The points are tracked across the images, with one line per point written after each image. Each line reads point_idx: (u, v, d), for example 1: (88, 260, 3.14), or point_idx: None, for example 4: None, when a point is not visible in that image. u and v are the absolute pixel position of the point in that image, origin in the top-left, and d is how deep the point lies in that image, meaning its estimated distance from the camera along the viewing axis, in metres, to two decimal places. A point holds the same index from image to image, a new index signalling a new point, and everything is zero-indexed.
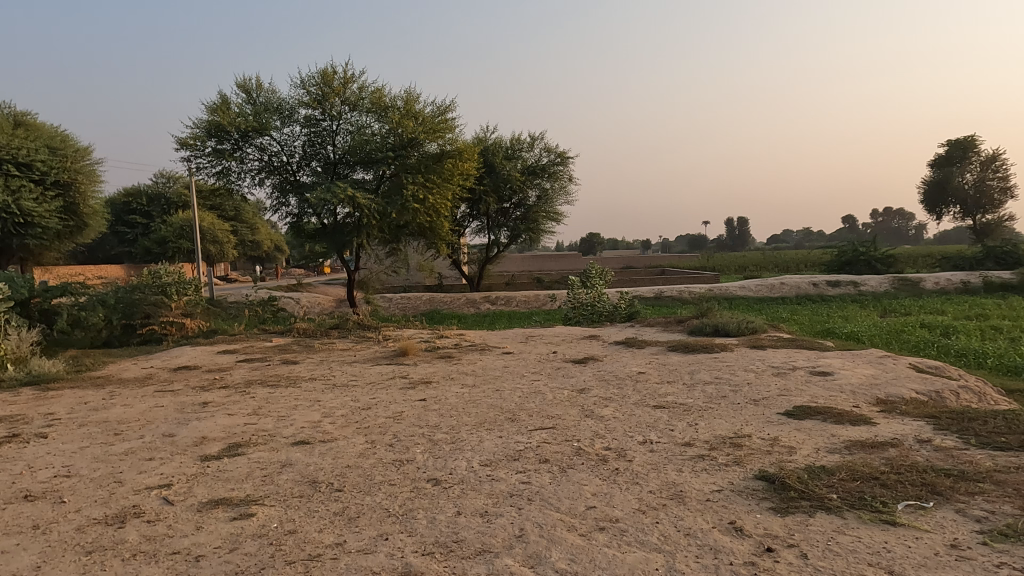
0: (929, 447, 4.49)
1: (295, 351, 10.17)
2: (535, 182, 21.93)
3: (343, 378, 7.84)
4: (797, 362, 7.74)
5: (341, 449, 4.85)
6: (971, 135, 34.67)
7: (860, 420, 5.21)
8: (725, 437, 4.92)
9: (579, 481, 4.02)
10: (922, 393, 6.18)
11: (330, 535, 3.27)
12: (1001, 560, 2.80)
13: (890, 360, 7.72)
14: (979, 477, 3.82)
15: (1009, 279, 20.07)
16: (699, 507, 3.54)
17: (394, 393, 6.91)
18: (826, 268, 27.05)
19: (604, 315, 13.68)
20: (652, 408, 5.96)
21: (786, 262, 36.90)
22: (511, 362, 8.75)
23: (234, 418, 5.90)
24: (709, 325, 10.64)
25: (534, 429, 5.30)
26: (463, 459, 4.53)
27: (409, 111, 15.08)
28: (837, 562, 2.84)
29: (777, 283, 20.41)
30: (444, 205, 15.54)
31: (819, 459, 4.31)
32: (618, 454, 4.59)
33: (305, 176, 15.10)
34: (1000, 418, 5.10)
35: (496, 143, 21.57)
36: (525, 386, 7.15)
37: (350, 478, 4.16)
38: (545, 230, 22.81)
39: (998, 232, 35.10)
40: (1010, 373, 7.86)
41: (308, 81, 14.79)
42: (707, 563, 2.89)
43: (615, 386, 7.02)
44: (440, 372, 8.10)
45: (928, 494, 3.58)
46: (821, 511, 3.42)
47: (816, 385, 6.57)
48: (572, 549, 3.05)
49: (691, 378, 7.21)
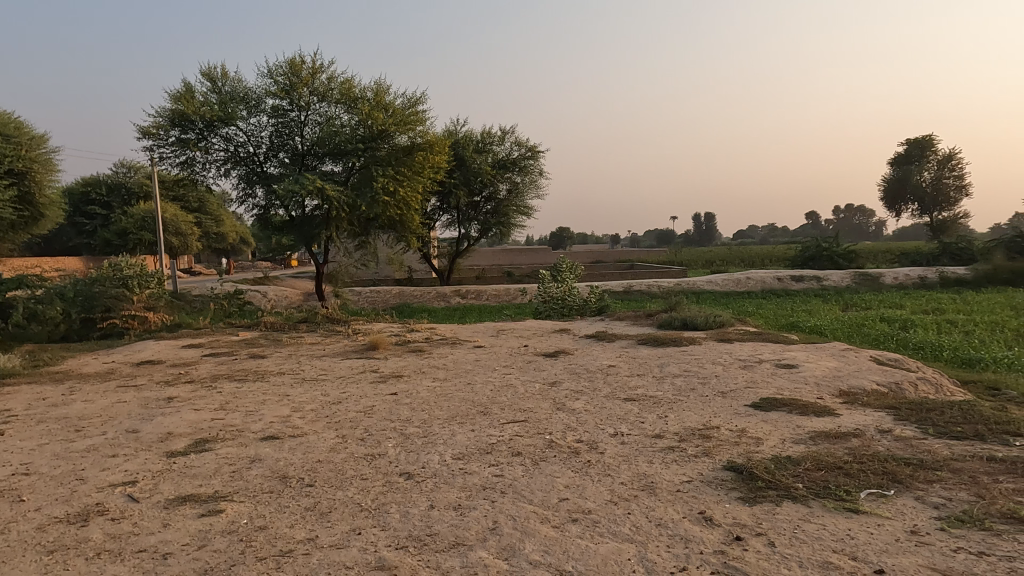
0: (889, 437, 4.63)
1: (262, 345, 10.01)
2: (506, 176, 21.90)
3: (312, 373, 7.74)
4: (763, 355, 7.89)
5: (312, 443, 4.81)
6: (929, 134, 35.68)
7: (824, 411, 5.36)
8: (694, 429, 5.00)
9: (552, 474, 4.05)
10: (882, 385, 6.37)
11: (302, 531, 3.24)
12: (958, 545, 2.91)
13: (852, 352, 7.91)
14: (936, 465, 3.95)
15: (963, 274, 20.78)
16: (670, 498, 3.59)
17: (364, 387, 6.87)
18: (790, 263, 27.66)
19: (574, 309, 13.77)
20: (622, 401, 6.03)
21: (751, 256, 37.62)
22: (482, 356, 8.76)
23: (201, 413, 5.78)
24: (678, 319, 10.78)
25: (506, 423, 5.32)
26: (435, 453, 4.52)
27: (379, 103, 14.91)
28: (802, 549, 2.91)
29: (743, 278, 20.74)
30: (414, 197, 15.33)
31: (785, 449, 4.41)
32: (590, 446, 4.63)
33: (272, 167, 14.83)
34: (956, 408, 5.29)
35: (466, 136, 21.53)
36: (496, 379, 7.18)
37: (322, 473, 4.12)
38: (516, 224, 22.85)
39: (953, 229, 36.20)
40: (965, 365, 8.13)
41: (275, 71, 14.57)
42: (678, 552, 2.94)
43: (586, 379, 7.08)
44: (412, 366, 8.07)
45: (890, 482, 3.70)
46: (788, 500, 3.50)
47: (782, 377, 6.72)
48: (546, 540, 3.08)
49: (661, 371, 7.31)
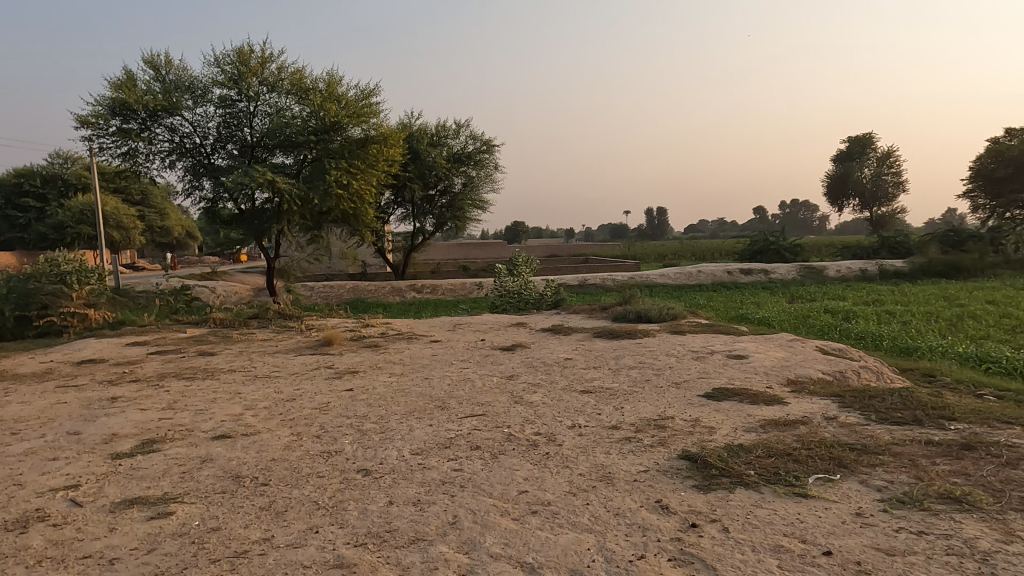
0: (835, 424, 4.80)
1: (212, 343, 9.73)
2: (461, 169, 21.81)
3: (264, 370, 7.57)
4: (715, 347, 8.08)
5: (265, 441, 4.71)
6: (868, 132, 37.02)
7: (773, 400, 5.52)
8: (649, 419, 5.09)
9: (511, 466, 4.07)
10: (828, 373, 6.61)
11: (257, 531, 3.17)
12: (899, 525, 3.04)
13: (799, 343, 8.17)
14: (879, 450, 4.12)
15: (900, 267, 21.65)
16: (627, 488, 3.65)
17: (319, 383, 6.76)
18: (739, 257, 28.36)
19: (530, 302, 13.82)
20: (579, 393, 6.09)
21: (701, 250, 38.41)
22: (439, 351, 8.72)
23: (147, 413, 5.59)
24: (632, 311, 10.94)
25: (465, 417, 5.32)
26: (393, 448, 4.48)
27: (331, 94, 14.64)
28: (755, 534, 3.00)
29: (695, 271, 21.18)
30: (368, 191, 15.10)
31: (737, 437, 4.53)
32: (549, 438, 4.67)
33: (219, 159, 14.40)
34: (896, 395, 5.53)
35: (420, 129, 21.34)
36: (454, 373, 7.16)
37: (277, 472, 4.04)
38: (472, 218, 22.76)
39: (892, 224, 37.70)
40: (903, 353, 8.50)
41: (222, 60, 14.14)
42: (636, 541, 2.99)
43: (543, 372, 7.13)
44: (367, 362, 7.96)
45: (836, 467, 3.85)
46: (740, 487, 3.60)
47: (733, 368, 6.90)
48: (506, 532, 3.09)
49: (617, 363, 7.41)
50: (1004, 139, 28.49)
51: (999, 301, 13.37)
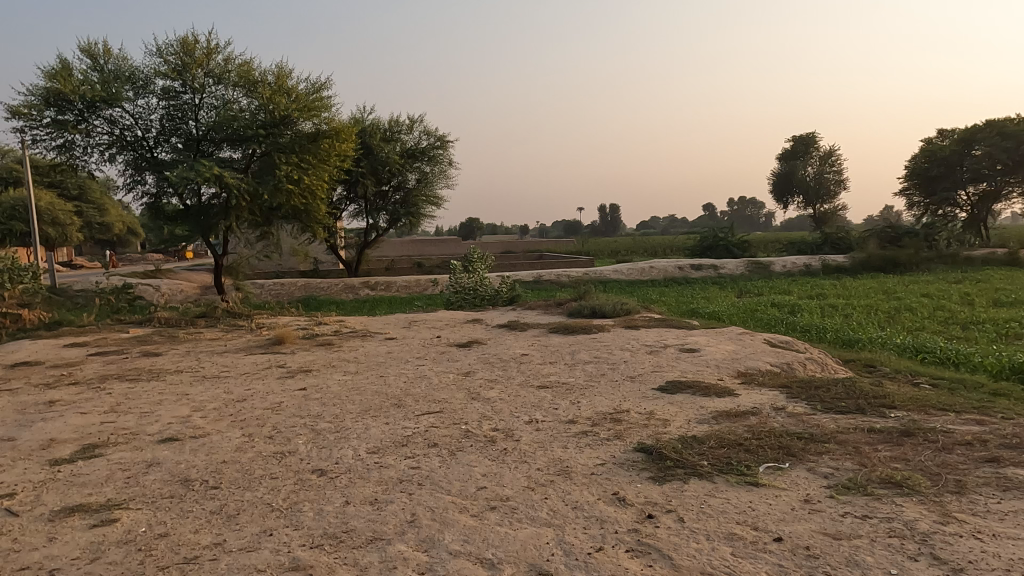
0: (783, 414, 4.95)
1: (157, 343, 9.41)
2: (414, 165, 21.62)
3: (213, 370, 7.35)
4: (667, 341, 8.23)
5: (216, 444, 4.57)
6: (812, 131, 38.26)
7: (724, 392, 5.66)
8: (605, 413, 5.15)
9: (469, 463, 4.05)
10: (775, 365, 6.82)
11: (208, 535, 3.08)
12: (845, 510, 3.16)
13: (748, 336, 8.39)
14: (824, 438, 4.27)
15: (842, 262, 22.43)
16: (585, 481, 3.69)
17: (271, 383, 6.60)
18: (689, 253, 28.94)
19: (485, 298, 13.80)
20: (536, 388, 6.12)
21: (654, 246, 39.06)
22: (394, 348, 8.63)
23: (88, 417, 5.36)
24: (587, 307, 11.05)
25: (421, 414, 5.27)
26: (349, 447, 4.41)
27: (280, 87, 14.31)
28: (709, 523, 3.07)
29: (647, 267, 21.51)
30: (320, 186, 14.82)
31: (690, 429, 4.63)
32: (506, 434, 4.67)
33: (163, 152, 13.90)
34: (840, 385, 5.74)
35: (373, 124, 21.06)
36: (410, 370, 7.09)
37: (228, 474, 3.93)
38: (426, 215, 22.58)
39: (833, 220, 39.10)
40: (846, 345, 8.82)
41: (165, 50, 13.66)
42: (594, 533, 3.02)
43: (500, 368, 7.13)
44: (321, 360, 7.83)
45: (784, 456, 3.97)
46: (694, 477, 3.68)
47: (685, 361, 7.04)
48: (465, 529, 3.08)
49: (573, 358, 7.47)
50: (937, 139, 29.84)
51: (933, 294, 14.01)
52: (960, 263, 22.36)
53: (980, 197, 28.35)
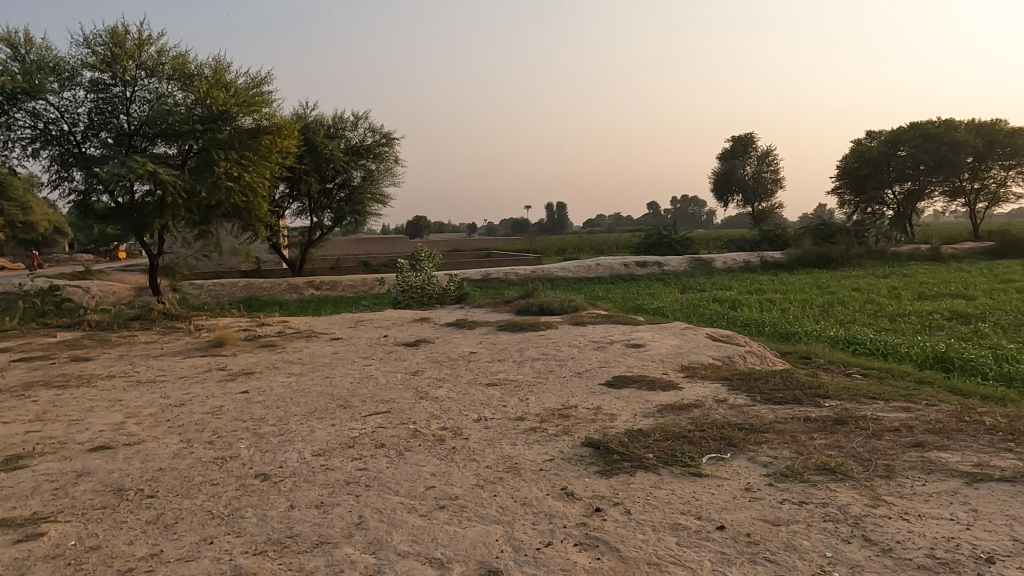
0: (725, 405, 5.10)
1: (87, 347, 8.97)
2: (360, 162, 21.27)
3: (148, 374, 7.06)
4: (614, 336, 8.35)
5: (151, 451, 4.39)
6: (750, 131, 39.46)
7: (669, 385, 5.79)
8: (553, 409, 5.19)
9: (418, 463, 4.01)
10: (717, 358, 7.02)
11: (143, 546, 2.96)
12: (783, 497, 3.28)
13: (691, 331, 8.60)
14: (764, 428, 4.41)
15: (779, 258, 23.23)
16: (534, 477, 3.71)
17: (211, 386, 6.39)
18: (634, 250, 29.43)
19: (433, 297, 13.72)
20: (484, 386, 6.12)
21: (600, 244, 39.59)
22: (340, 348, 8.49)
23: (11, 426, 5.07)
24: (535, 304, 11.11)
25: (368, 415, 5.20)
26: (293, 451, 4.31)
27: (218, 81, 13.87)
28: (655, 514, 3.13)
29: (593, 264, 21.78)
30: (261, 183, 14.41)
31: (636, 422, 4.71)
32: (455, 433, 4.65)
33: (92, 147, 13.26)
34: (777, 376, 5.95)
35: (316, 120, 20.62)
36: (356, 371, 6.98)
37: (164, 482, 3.78)
38: (372, 213, 22.23)
39: (771, 218, 40.45)
40: (784, 338, 9.16)
41: (93, 41, 13.04)
42: (543, 528, 3.04)
43: (448, 367, 7.10)
44: (264, 362, 7.62)
45: (726, 446, 4.08)
46: (640, 470, 3.75)
47: (631, 356, 7.17)
48: (414, 530, 3.05)
49: (521, 356, 7.50)
50: (866, 139, 31.26)
51: (863, 288, 14.68)
52: (888, 259, 23.49)
53: (905, 196, 29.82)
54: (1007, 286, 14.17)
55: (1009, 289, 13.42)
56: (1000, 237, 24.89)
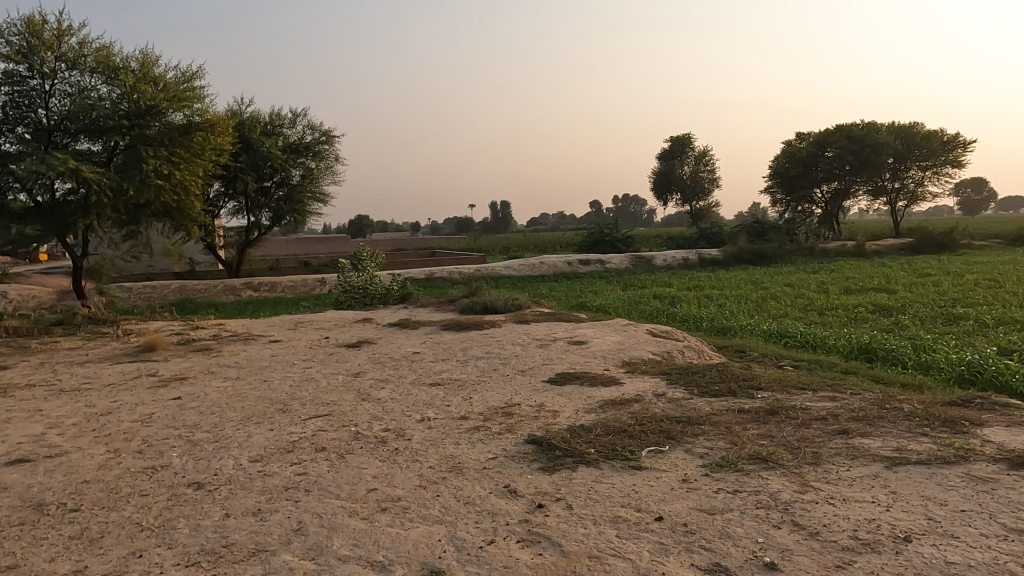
0: (664, 399, 5.23)
1: (4, 355, 8.45)
2: (298, 161, 20.78)
3: (72, 382, 6.71)
4: (557, 334, 8.44)
5: (75, 462, 4.18)
6: (687, 132, 40.46)
7: (610, 381, 5.89)
8: (497, 407, 5.20)
9: (359, 466, 3.96)
10: (657, 354, 7.18)
11: (66, 563, 2.82)
12: (718, 487, 3.38)
13: (632, 327, 8.77)
14: (701, 420, 4.55)
15: (717, 255, 23.91)
16: (477, 476, 3.71)
17: (141, 393, 6.13)
18: (577, 249, 29.76)
19: (376, 297, 13.54)
20: (428, 386, 6.07)
21: (543, 242, 39.88)
22: (279, 351, 8.28)
23: None
24: (478, 303, 11.10)
25: (308, 418, 5.09)
26: (229, 457, 4.18)
27: (146, 75, 13.31)
28: (596, 508, 3.19)
29: (537, 262, 21.89)
30: (193, 182, 13.88)
31: (578, 419, 4.77)
32: (397, 434, 4.60)
33: (7, 143, 12.48)
34: (714, 370, 6.14)
35: (252, 117, 20.05)
36: (296, 374, 6.81)
37: (90, 495, 3.60)
38: (312, 212, 21.73)
39: (708, 216, 41.64)
40: (720, 332, 9.45)
41: (7, 30, 12.30)
42: (486, 527, 3.05)
43: (391, 367, 7.02)
44: (198, 366, 7.36)
45: (665, 439, 4.18)
46: (582, 465, 3.80)
47: (574, 353, 7.26)
48: (354, 534, 3.01)
49: (465, 355, 7.49)
50: (796, 141, 32.52)
51: (794, 284, 15.27)
52: (817, 254, 24.51)
53: (832, 195, 31.17)
54: (925, 280, 14.99)
55: (926, 283, 14.23)
56: (919, 234, 26.37)
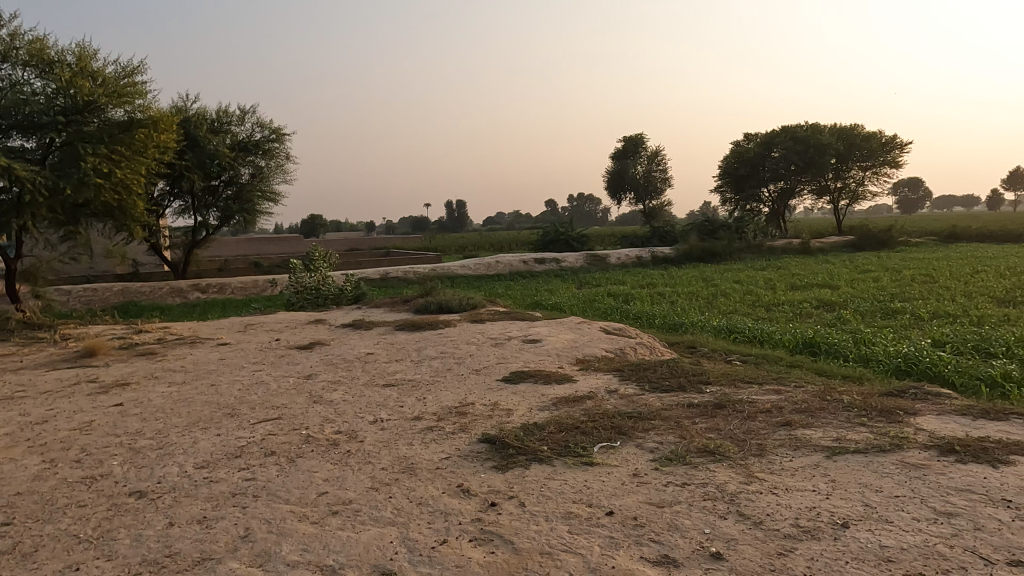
0: (616, 396, 5.30)
1: None
2: (247, 159, 20.28)
3: (5, 390, 6.40)
4: (511, 333, 8.46)
5: (7, 474, 3.99)
6: (639, 132, 41.03)
7: (564, 378, 5.94)
8: (450, 407, 5.18)
9: (309, 469, 3.89)
10: (610, 351, 7.28)
11: None
12: (668, 480, 3.45)
13: (585, 325, 8.87)
14: (651, 415, 4.63)
15: (669, 253, 24.35)
16: (430, 476, 3.69)
17: (79, 400, 5.88)
18: (533, 247, 29.90)
19: (329, 298, 13.33)
20: (381, 387, 6.01)
21: (499, 241, 39.92)
22: (228, 354, 8.07)
23: None
24: (433, 303, 11.04)
25: (257, 422, 4.98)
26: (173, 464, 4.06)
27: (83, 70, 12.81)
28: (548, 505, 3.21)
29: (493, 261, 21.89)
30: (136, 181, 13.36)
31: (532, 417, 4.79)
32: (349, 436, 4.55)
33: None
34: (664, 365, 6.26)
35: (198, 113, 19.49)
36: (245, 377, 6.65)
37: (23, 508, 3.45)
38: (262, 212, 21.23)
39: (661, 215, 42.37)
40: (672, 329, 9.63)
41: None
42: (439, 527, 3.04)
43: (343, 369, 6.92)
44: (142, 371, 7.12)
45: (616, 435, 4.24)
46: (535, 463, 3.83)
47: (528, 352, 7.29)
48: (304, 538, 2.96)
49: (419, 355, 7.44)
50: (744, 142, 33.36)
51: (743, 280, 15.67)
52: (765, 252, 25.22)
53: (778, 194, 32.09)
54: (865, 276, 15.58)
55: (866, 279, 14.79)
56: (860, 231, 27.41)
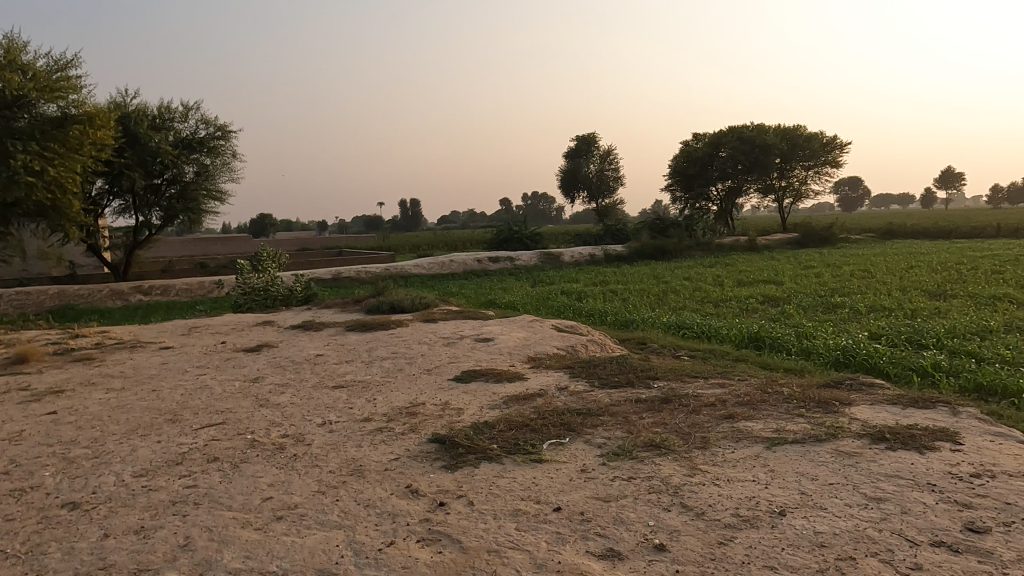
0: (566, 393, 5.36)
1: None
2: (192, 157, 19.67)
3: None
4: (464, 332, 8.45)
5: None
6: (591, 132, 41.48)
7: (515, 377, 5.97)
8: (401, 408, 5.15)
9: (254, 474, 3.81)
10: (561, 348, 7.35)
11: None
12: (614, 475, 3.51)
13: (538, 323, 8.93)
14: (600, 411, 4.69)
15: (621, 251, 24.69)
16: (378, 478, 3.66)
17: (9, 410, 5.61)
18: (487, 246, 29.89)
19: (278, 299, 13.05)
20: (330, 389, 5.92)
21: (454, 241, 39.80)
22: (170, 358, 7.82)
23: None
24: (385, 303, 10.93)
25: (200, 428, 4.84)
26: (110, 474, 3.91)
27: (12, 63, 12.23)
28: (496, 503, 3.22)
29: (447, 261, 21.79)
30: (71, 179, 12.76)
31: (482, 416, 4.80)
32: (296, 439, 4.46)
33: None
34: (614, 362, 6.35)
35: (138, 109, 18.82)
36: (188, 382, 6.45)
37: None
38: (208, 211, 20.61)
39: (614, 213, 42.89)
40: (623, 326, 9.77)
41: None
42: (386, 528, 3.02)
43: (292, 371, 6.79)
44: (77, 378, 6.83)
45: (565, 432, 4.29)
46: (484, 461, 3.84)
47: (480, 351, 7.29)
48: (247, 545, 2.90)
49: (370, 356, 7.36)
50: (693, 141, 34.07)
51: (692, 278, 15.99)
52: (713, 249, 25.82)
53: (726, 193, 32.88)
54: (808, 271, 16.13)
55: (808, 275, 15.29)
56: (803, 229, 28.32)
